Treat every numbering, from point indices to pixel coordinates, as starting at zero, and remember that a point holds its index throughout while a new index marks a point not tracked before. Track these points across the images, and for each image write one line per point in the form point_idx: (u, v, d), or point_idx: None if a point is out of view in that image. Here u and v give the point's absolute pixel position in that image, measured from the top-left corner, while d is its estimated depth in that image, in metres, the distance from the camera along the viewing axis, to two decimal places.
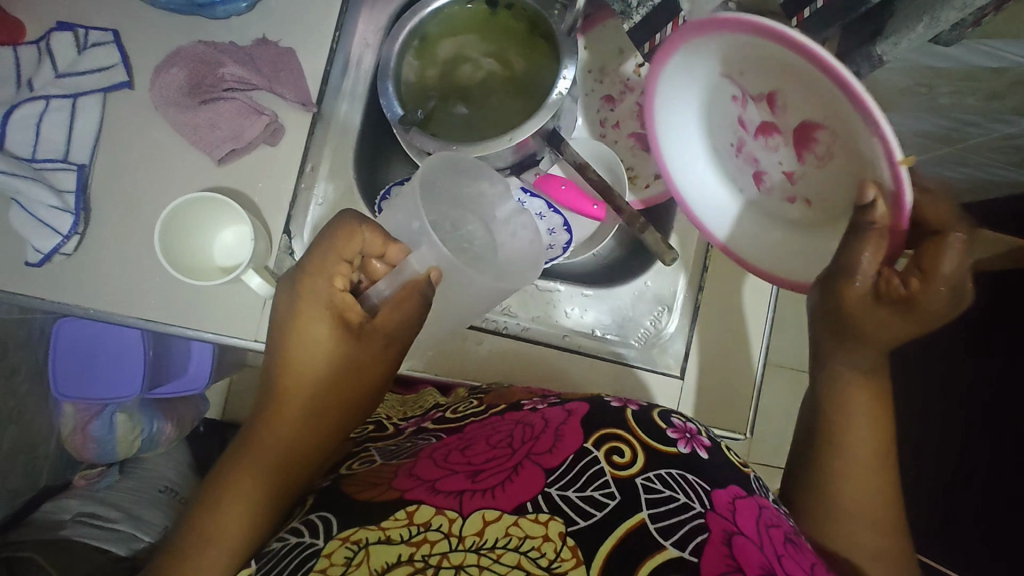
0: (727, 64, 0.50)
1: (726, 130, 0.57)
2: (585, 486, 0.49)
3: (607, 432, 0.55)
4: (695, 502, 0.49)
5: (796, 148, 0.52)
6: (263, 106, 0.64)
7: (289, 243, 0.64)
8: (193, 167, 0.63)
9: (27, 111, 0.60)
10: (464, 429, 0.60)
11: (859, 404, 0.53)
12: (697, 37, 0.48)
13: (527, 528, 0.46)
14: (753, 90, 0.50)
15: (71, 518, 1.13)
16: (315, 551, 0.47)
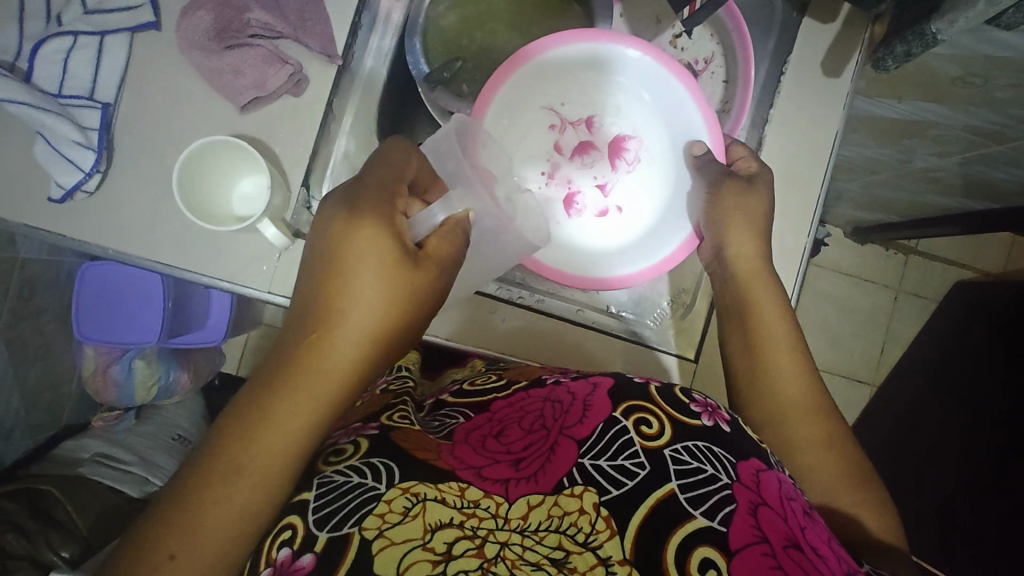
0: (552, 93, 0.63)
1: (543, 152, 0.64)
2: (617, 456, 0.53)
3: (635, 404, 0.57)
4: (722, 473, 0.52)
5: (609, 162, 0.65)
6: (288, 55, 0.63)
7: (307, 197, 0.64)
8: (218, 114, 0.63)
9: (56, 46, 0.59)
10: (488, 404, 0.61)
11: (790, 390, 0.60)
12: (539, 60, 0.60)
13: (566, 504, 0.49)
14: (573, 117, 0.64)
15: (89, 458, 1.16)
16: (375, 497, 0.49)
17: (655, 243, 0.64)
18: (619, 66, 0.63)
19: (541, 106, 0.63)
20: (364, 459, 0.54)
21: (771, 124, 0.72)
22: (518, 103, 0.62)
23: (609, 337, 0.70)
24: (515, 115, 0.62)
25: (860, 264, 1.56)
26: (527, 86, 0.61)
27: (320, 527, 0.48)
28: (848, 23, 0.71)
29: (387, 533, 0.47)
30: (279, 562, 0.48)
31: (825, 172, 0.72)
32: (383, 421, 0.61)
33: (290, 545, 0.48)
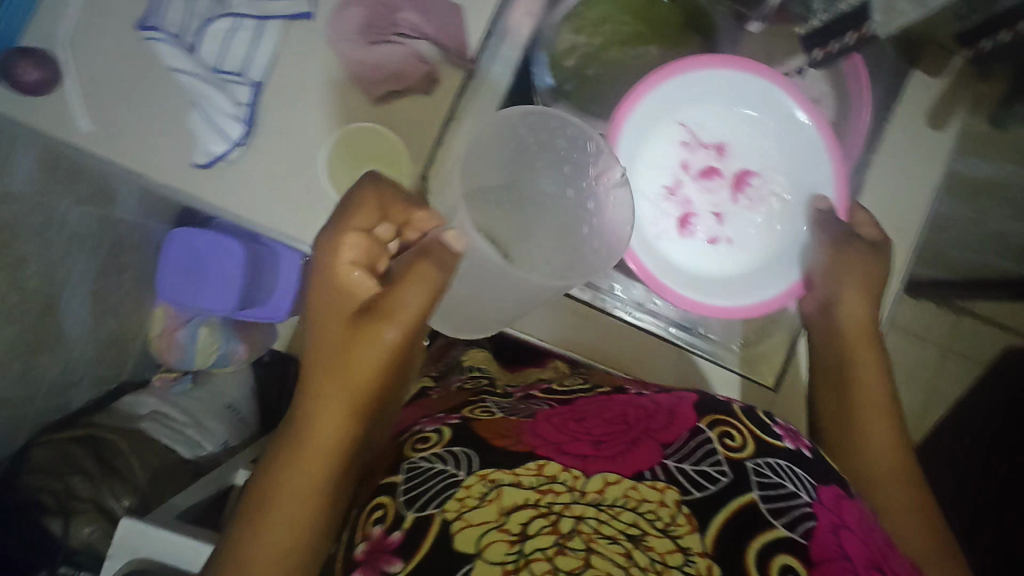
0: (691, 113, 0.65)
1: (669, 166, 0.66)
2: (699, 461, 0.53)
3: (718, 417, 0.58)
4: (802, 492, 0.52)
5: (731, 193, 0.67)
6: (425, 55, 0.67)
7: (425, 187, 0.67)
8: (354, 103, 0.67)
9: (220, 25, 0.64)
10: (573, 400, 0.63)
11: (881, 451, 0.63)
12: (690, 76, 0.63)
13: (645, 493, 0.49)
14: (705, 140, 0.66)
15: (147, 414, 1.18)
16: (456, 482, 0.51)
17: (764, 280, 0.66)
18: (760, 101, 0.65)
19: (677, 123, 0.66)
20: (448, 448, 0.55)
21: (870, 171, 0.74)
22: (659, 116, 0.64)
23: (682, 352, 0.74)
24: (652, 128, 0.64)
25: None
26: (674, 99, 0.64)
27: (408, 506, 0.50)
28: (953, 81, 0.74)
29: (467, 515, 0.48)
30: (372, 539, 0.50)
31: (916, 224, 0.74)
32: (465, 413, 0.62)
33: (383, 523, 0.50)
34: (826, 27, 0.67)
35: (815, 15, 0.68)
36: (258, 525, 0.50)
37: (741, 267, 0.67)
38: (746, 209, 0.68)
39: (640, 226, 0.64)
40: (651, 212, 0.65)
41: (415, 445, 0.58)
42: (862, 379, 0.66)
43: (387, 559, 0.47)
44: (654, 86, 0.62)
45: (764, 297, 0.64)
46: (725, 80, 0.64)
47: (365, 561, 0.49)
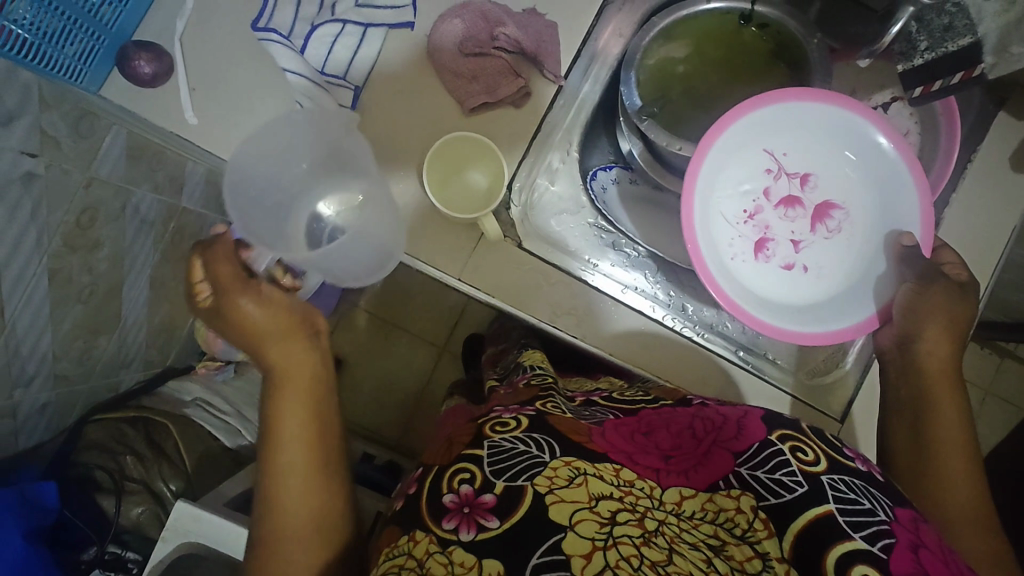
0: (779, 141, 0.65)
1: (750, 190, 0.66)
2: (774, 470, 0.52)
3: (787, 432, 0.56)
4: (880, 509, 0.49)
5: (810, 223, 0.66)
6: (521, 70, 0.68)
7: (508, 196, 0.69)
8: (447, 111, 0.68)
9: (327, 30, 0.66)
10: (638, 411, 0.63)
11: (963, 497, 0.56)
12: (780, 105, 0.62)
13: (721, 502, 0.51)
14: (791, 169, 0.66)
15: (191, 400, 1.17)
16: (542, 462, 0.51)
17: (841, 311, 0.63)
18: (848, 136, 0.64)
19: (763, 149, 0.65)
20: (528, 433, 0.55)
21: (951, 209, 0.73)
22: (746, 141, 0.64)
23: (755, 377, 0.71)
24: (738, 152, 0.64)
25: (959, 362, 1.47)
26: (763, 125, 0.63)
27: (498, 475, 0.51)
28: None
29: (558, 491, 0.48)
30: (461, 495, 0.50)
31: (996, 264, 0.73)
32: (539, 407, 0.61)
33: (472, 483, 0.50)
34: (932, 64, 0.57)
35: (918, 52, 0.58)
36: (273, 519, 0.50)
37: (816, 297, 0.65)
38: (825, 239, 0.66)
39: (716, 245, 0.64)
40: (729, 235, 0.65)
41: (494, 425, 0.57)
42: (941, 415, 0.59)
43: (483, 515, 0.48)
44: (744, 112, 0.62)
45: (840, 329, 0.61)
46: (817, 113, 0.63)
47: (457, 517, 0.49)
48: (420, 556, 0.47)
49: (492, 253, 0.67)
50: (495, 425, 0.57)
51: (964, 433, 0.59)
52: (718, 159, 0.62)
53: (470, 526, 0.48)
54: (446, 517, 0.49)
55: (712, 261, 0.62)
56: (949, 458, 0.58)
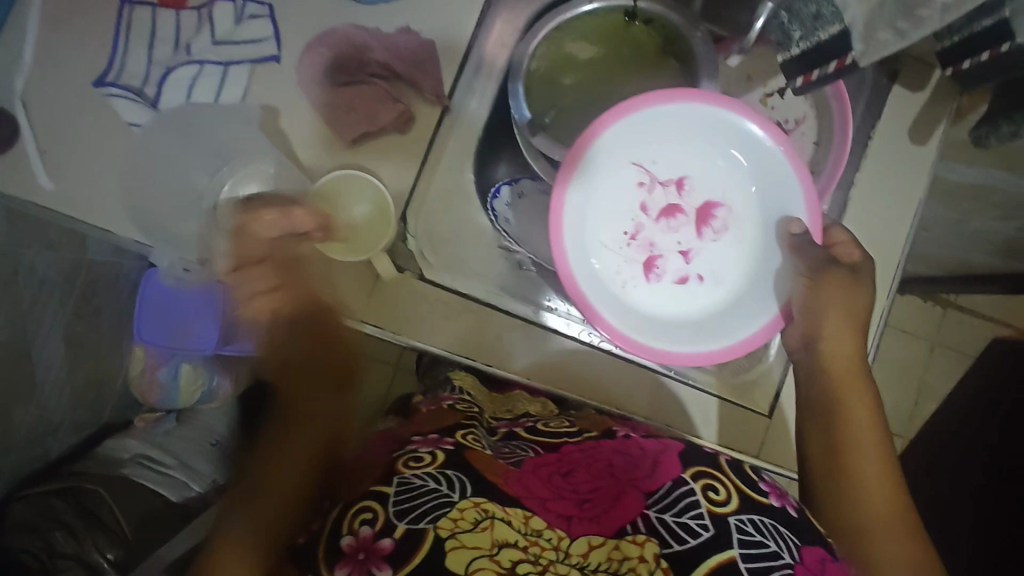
0: (643, 150, 0.62)
1: (627, 209, 0.63)
2: (681, 513, 0.52)
3: (702, 470, 0.57)
4: (784, 551, 0.50)
5: (696, 229, 0.64)
6: (399, 94, 0.65)
7: (404, 230, 0.66)
8: (327, 145, 0.64)
9: (184, 74, 0.62)
10: (560, 446, 0.60)
11: (875, 497, 0.57)
12: (635, 116, 0.60)
13: (627, 550, 0.49)
14: (663, 177, 0.63)
15: (130, 458, 1.05)
16: (448, 503, 0.49)
17: (740, 318, 0.62)
18: (710, 132, 0.62)
19: (630, 162, 0.62)
20: (440, 470, 0.53)
21: (856, 187, 0.73)
22: (609, 157, 0.61)
23: (675, 381, 0.71)
24: (603, 170, 0.62)
25: (901, 315, 1.48)
26: (623, 140, 0.61)
27: (400, 517, 0.48)
28: (935, 95, 0.73)
29: (459, 536, 0.47)
30: (359, 537, 0.48)
31: (903, 238, 0.73)
32: (459, 438, 0.59)
33: (371, 525, 0.48)
34: (809, 53, 0.55)
35: (793, 41, 0.56)
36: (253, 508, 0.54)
37: (713, 306, 0.63)
38: (716, 242, 0.64)
39: (603, 279, 0.62)
40: (613, 262, 0.63)
41: (409, 460, 0.55)
42: (853, 414, 0.61)
43: (376, 564, 0.46)
44: (600, 129, 0.59)
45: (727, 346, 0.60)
46: (663, 113, 0.60)
47: (350, 563, 0.46)
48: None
49: (393, 292, 0.65)
50: (409, 459, 0.55)
51: (876, 433, 0.61)
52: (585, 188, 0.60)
53: (361, 574, 0.46)
54: (338, 563, 0.47)
55: (596, 296, 0.61)
56: (863, 459, 0.59)
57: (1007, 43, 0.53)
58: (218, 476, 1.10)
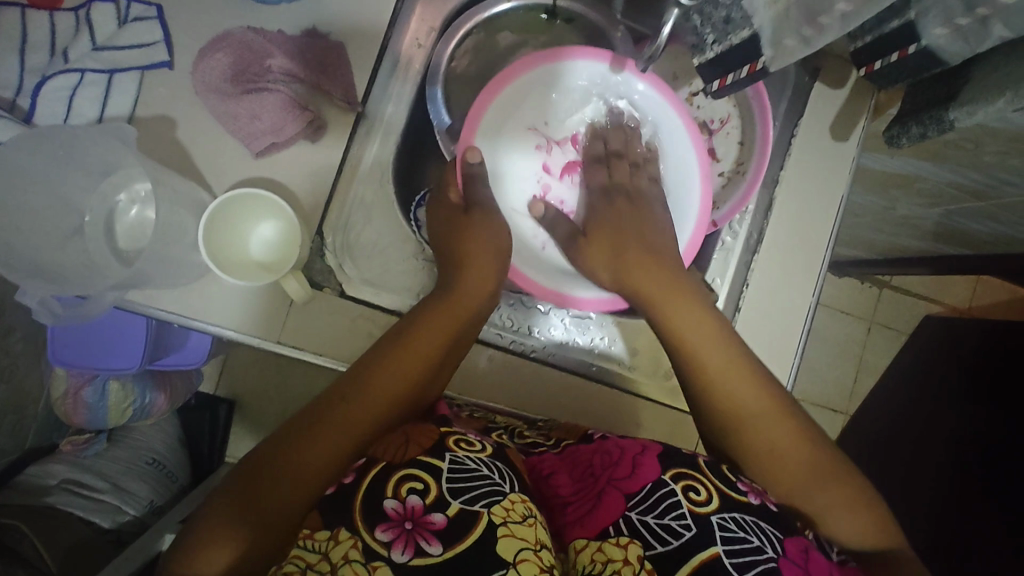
0: (535, 115, 0.67)
1: (533, 170, 0.69)
2: (663, 515, 0.52)
3: (682, 471, 0.55)
4: (768, 546, 0.50)
5: (594, 181, 0.70)
6: (307, 102, 0.61)
7: (321, 246, 0.62)
8: (231, 156, 0.60)
9: (61, 83, 0.57)
10: (539, 458, 0.61)
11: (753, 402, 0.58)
12: (525, 77, 0.64)
13: (610, 552, 0.51)
14: (557, 137, 0.69)
15: (55, 486, 0.98)
16: (500, 491, 0.51)
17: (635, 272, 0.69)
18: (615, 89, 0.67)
19: (525, 127, 0.67)
20: (491, 460, 0.54)
21: (781, 185, 0.74)
22: (503, 124, 0.66)
23: (606, 387, 0.70)
24: (502, 137, 0.66)
25: (839, 298, 1.52)
26: (517, 104, 0.66)
27: (454, 496, 0.49)
28: (855, 91, 0.74)
29: (511, 524, 0.49)
30: (406, 505, 0.48)
31: (830, 231, 0.74)
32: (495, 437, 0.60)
33: (421, 496, 0.49)
34: (723, 57, 0.54)
35: (708, 45, 0.54)
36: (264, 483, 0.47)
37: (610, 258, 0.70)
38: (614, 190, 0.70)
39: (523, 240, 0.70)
40: (529, 224, 0.70)
41: (459, 441, 0.55)
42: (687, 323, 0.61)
43: (424, 538, 0.47)
44: (493, 95, 0.63)
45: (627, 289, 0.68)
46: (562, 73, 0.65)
47: (396, 530, 0.47)
48: (337, 561, 0.46)
49: (313, 311, 0.61)
50: (459, 440, 0.55)
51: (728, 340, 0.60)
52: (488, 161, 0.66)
53: (407, 547, 0.46)
54: (381, 525, 0.47)
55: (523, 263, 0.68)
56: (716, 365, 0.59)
57: (913, 44, 0.53)
58: (154, 499, 1.04)
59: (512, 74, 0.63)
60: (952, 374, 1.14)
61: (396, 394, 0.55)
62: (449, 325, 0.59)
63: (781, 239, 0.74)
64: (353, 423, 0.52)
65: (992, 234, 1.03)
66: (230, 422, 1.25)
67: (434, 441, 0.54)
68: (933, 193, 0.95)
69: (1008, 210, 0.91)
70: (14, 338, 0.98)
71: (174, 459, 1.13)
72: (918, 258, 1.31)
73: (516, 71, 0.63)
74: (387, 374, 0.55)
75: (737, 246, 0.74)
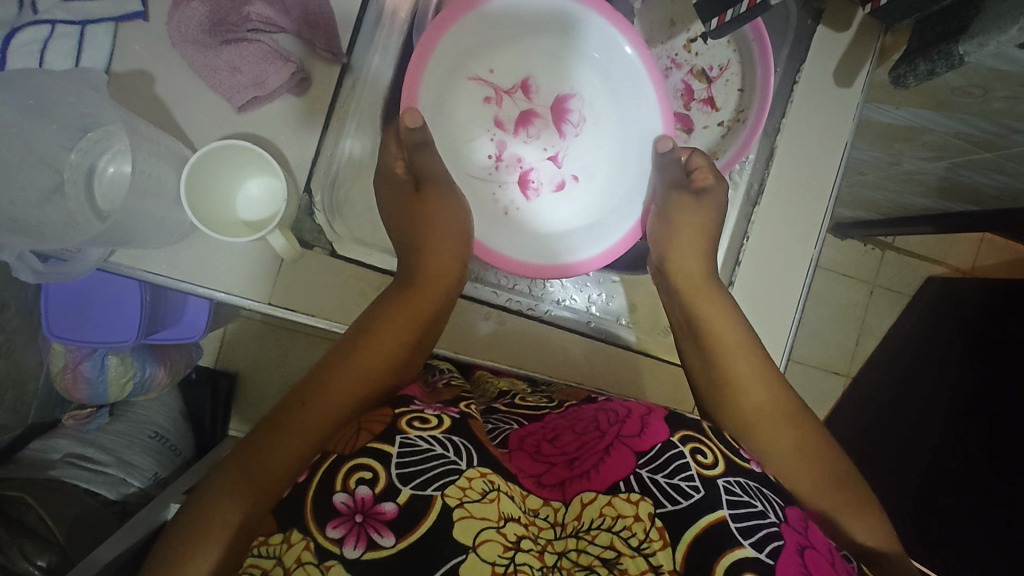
0: (477, 63, 0.63)
1: (483, 128, 0.64)
2: (674, 474, 0.49)
3: (688, 433, 0.54)
4: (771, 511, 0.49)
5: (555, 129, 0.65)
6: (290, 53, 0.59)
7: (310, 203, 0.60)
8: (215, 114, 0.59)
9: (32, 36, 0.56)
10: (543, 416, 0.59)
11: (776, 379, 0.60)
12: (466, 20, 0.59)
13: (620, 507, 0.47)
14: (507, 85, 0.64)
15: (60, 459, 0.97)
16: (457, 471, 0.48)
17: (601, 234, 0.65)
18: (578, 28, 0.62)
19: (469, 79, 0.63)
20: (447, 435, 0.51)
21: (783, 134, 0.71)
22: (443, 85, 0.61)
23: (602, 343, 0.69)
24: (448, 101, 0.62)
25: (842, 261, 1.49)
26: (459, 53, 0.61)
27: (406, 482, 0.46)
28: (859, 36, 0.71)
29: (468, 505, 0.46)
30: (356, 497, 0.46)
31: (834, 180, 0.72)
32: (462, 407, 0.57)
33: (371, 486, 0.46)
34: None
35: None
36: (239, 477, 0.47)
37: (584, 208, 0.66)
38: (578, 136, 0.66)
39: (482, 207, 0.65)
40: (490, 191, 0.65)
41: (412, 420, 0.51)
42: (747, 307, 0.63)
43: (376, 530, 0.45)
44: (432, 45, 0.58)
45: (599, 251, 0.64)
46: (496, 12, 0.60)
47: (347, 524, 0.45)
48: (291, 564, 0.44)
49: (302, 272, 0.60)
50: (413, 420, 0.51)
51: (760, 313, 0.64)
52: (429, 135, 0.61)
53: (357, 541, 0.44)
54: (332, 522, 0.45)
55: (487, 236, 0.63)
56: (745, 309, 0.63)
57: None
58: (159, 471, 1.04)
59: (445, 20, 0.58)
60: (960, 331, 1.13)
61: (364, 379, 0.55)
62: (420, 309, 0.58)
63: (783, 189, 0.72)
64: (305, 428, 0.51)
65: (999, 185, 1.01)
66: (231, 395, 1.25)
67: (386, 427, 0.51)
68: (938, 145, 0.93)
69: (1016, 160, 0.89)
70: (10, 313, 0.96)
71: (178, 433, 1.13)
72: (922, 217, 1.28)
73: (442, 25, 0.58)
74: (344, 373, 0.54)
75: (738, 194, 0.72)
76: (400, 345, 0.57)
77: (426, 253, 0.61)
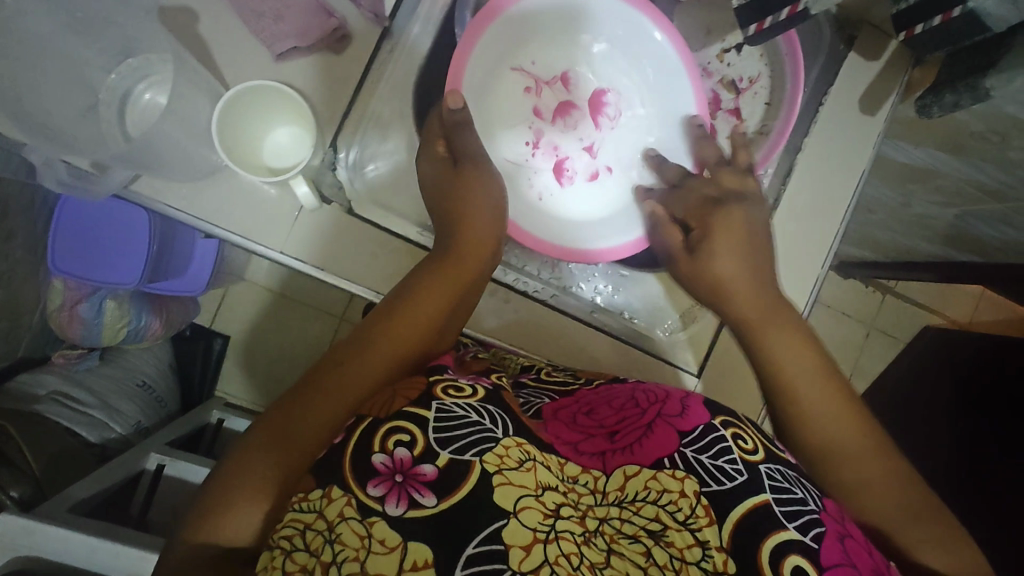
0: (520, 55, 0.65)
1: (522, 117, 0.65)
2: (716, 456, 0.50)
3: (728, 419, 0.54)
4: (810, 499, 0.49)
5: (591, 120, 0.67)
6: (334, 9, 0.61)
7: (333, 158, 0.60)
8: (255, 59, 0.60)
9: None
10: (575, 391, 0.59)
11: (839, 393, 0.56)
12: (512, 12, 0.62)
13: (666, 482, 0.48)
14: (547, 77, 0.66)
15: (45, 395, 0.96)
16: (493, 438, 0.49)
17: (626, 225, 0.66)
18: (627, 25, 0.65)
19: (511, 69, 0.64)
20: (482, 404, 0.51)
21: (803, 153, 0.72)
22: (489, 71, 0.63)
23: (603, 333, 0.70)
24: (492, 84, 0.64)
25: (841, 299, 1.50)
26: (506, 42, 0.63)
27: (445, 445, 0.47)
28: (886, 69, 0.73)
29: (507, 472, 0.47)
30: (394, 458, 0.46)
31: (848, 205, 0.74)
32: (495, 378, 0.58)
33: (410, 448, 0.46)
34: None
35: None
36: (273, 437, 0.48)
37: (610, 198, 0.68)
38: (612, 129, 0.68)
39: (517, 193, 0.65)
40: (527, 175, 0.65)
41: (448, 388, 0.52)
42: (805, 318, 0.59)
43: (417, 490, 0.45)
44: (483, 28, 0.60)
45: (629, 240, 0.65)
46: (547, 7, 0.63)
47: (388, 484, 0.45)
48: (334, 519, 0.43)
49: (319, 224, 0.61)
50: (448, 387, 0.52)
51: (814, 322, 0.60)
52: (472, 114, 0.61)
53: (400, 499, 0.44)
54: (372, 480, 0.45)
55: (523, 216, 0.63)
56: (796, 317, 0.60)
57: (957, 8, 0.53)
58: (142, 420, 1.03)
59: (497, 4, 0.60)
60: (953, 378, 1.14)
61: (398, 346, 0.54)
62: (453, 286, 0.58)
63: (798, 207, 0.73)
64: (342, 390, 0.51)
65: (1004, 237, 1.02)
66: (224, 355, 1.25)
67: (422, 393, 0.51)
68: (951, 190, 0.94)
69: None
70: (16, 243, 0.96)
71: (163, 385, 1.13)
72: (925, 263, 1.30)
73: (493, 11, 0.60)
74: (379, 341, 0.54)
75: None
76: (434, 313, 0.56)
77: (465, 230, 0.59)
